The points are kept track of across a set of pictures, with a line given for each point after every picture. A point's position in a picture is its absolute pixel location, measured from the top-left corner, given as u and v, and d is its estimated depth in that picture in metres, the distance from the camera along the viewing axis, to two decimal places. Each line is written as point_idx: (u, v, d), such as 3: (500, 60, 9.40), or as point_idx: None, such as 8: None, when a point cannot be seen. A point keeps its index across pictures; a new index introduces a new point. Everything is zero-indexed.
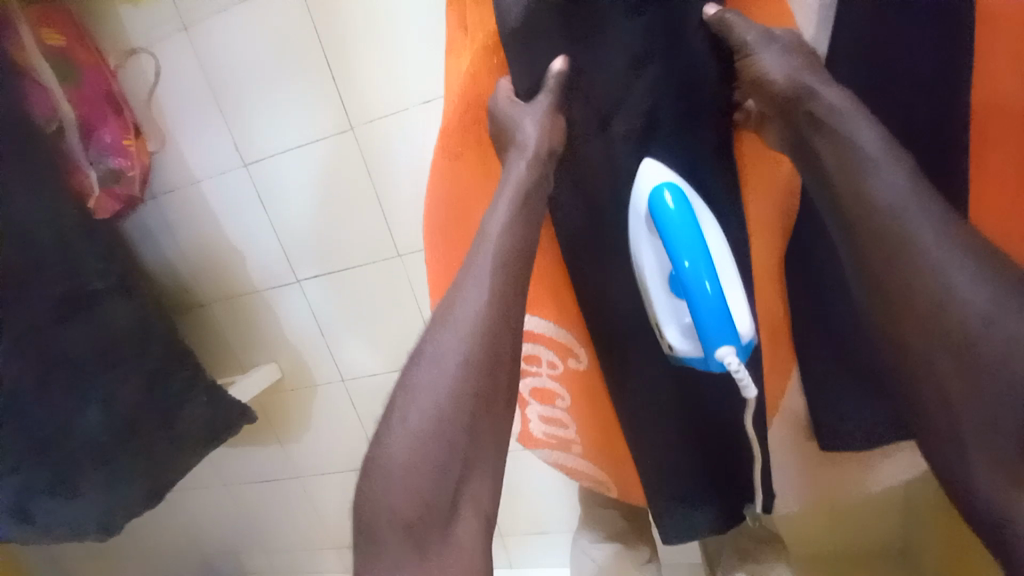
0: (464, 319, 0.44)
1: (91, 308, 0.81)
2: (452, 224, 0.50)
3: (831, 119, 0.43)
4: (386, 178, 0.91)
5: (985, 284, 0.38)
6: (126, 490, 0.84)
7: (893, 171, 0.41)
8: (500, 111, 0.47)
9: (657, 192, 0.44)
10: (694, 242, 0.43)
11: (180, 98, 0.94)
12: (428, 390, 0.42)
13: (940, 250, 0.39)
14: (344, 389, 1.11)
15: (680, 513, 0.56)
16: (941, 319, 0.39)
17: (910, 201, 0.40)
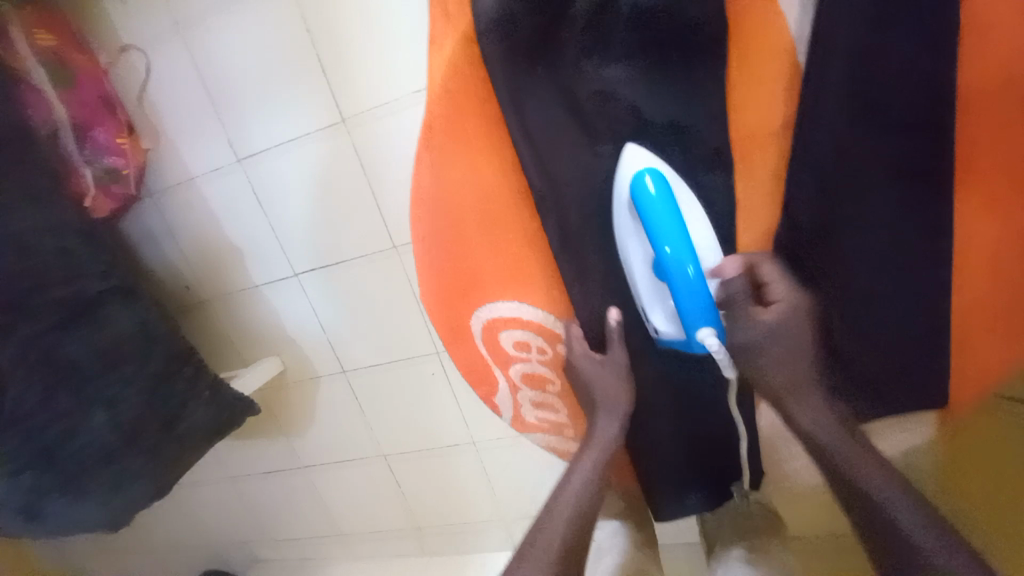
0: (574, 483, 0.50)
1: (94, 314, 0.82)
2: (441, 217, 0.49)
3: (770, 368, 0.55)
4: (379, 171, 0.92)
5: (936, 535, 0.48)
6: (133, 486, 0.86)
7: (851, 439, 0.54)
8: (577, 361, 0.51)
9: (640, 178, 0.44)
10: (676, 231, 0.43)
11: (171, 95, 0.94)
12: (548, 529, 0.48)
13: (867, 475, 0.52)
14: (345, 381, 1.13)
15: (673, 495, 0.57)
16: (877, 532, 0.51)
17: (867, 462, 0.52)
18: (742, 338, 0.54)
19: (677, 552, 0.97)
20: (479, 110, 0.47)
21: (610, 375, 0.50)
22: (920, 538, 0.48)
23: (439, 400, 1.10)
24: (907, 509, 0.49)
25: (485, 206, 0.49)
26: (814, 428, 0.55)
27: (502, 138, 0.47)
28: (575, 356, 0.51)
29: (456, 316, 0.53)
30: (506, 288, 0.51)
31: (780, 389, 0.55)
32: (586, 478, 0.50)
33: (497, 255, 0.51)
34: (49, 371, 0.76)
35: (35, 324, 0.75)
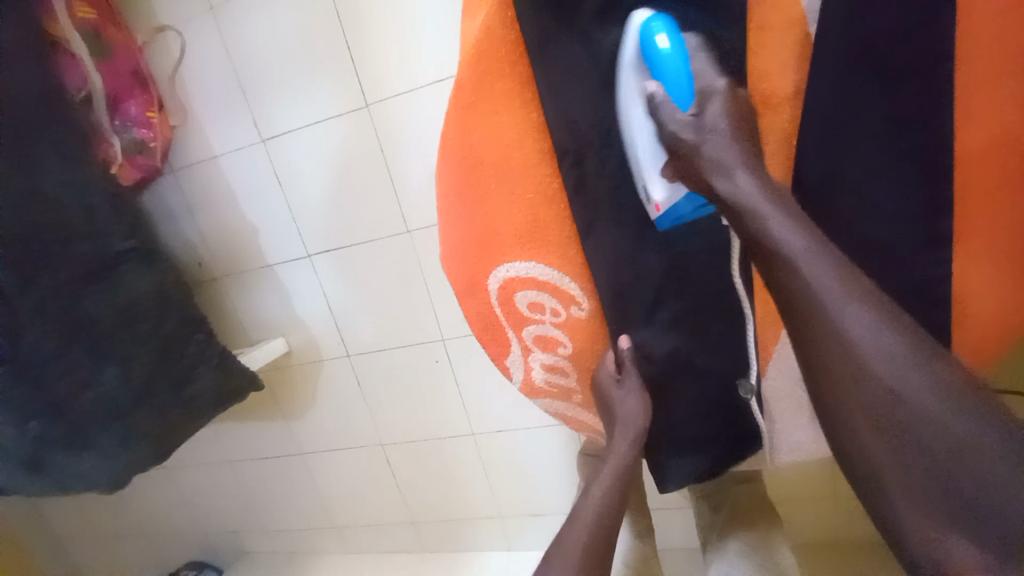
0: (595, 485, 0.50)
1: (111, 271, 0.84)
2: (464, 173, 0.52)
3: (748, 196, 0.41)
4: (398, 156, 0.95)
5: (908, 363, 0.35)
6: (137, 449, 0.86)
7: (806, 250, 0.39)
8: (602, 387, 0.54)
9: (652, 34, 0.44)
10: (682, 78, 0.44)
11: (203, 75, 0.98)
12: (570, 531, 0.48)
13: (880, 340, 0.36)
14: (349, 365, 1.13)
15: (681, 464, 0.57)
16: (854, 361, 0.36)
17: (822, 266, 0.38)
18: (704, 155, 0.42)
19: (679, 554, 0.95)
20: (506, 68, 0.49)
21: (630, 404, 0.52)
22: (893, 368, 0.35)
23: (441, 388, 1.11)
24: (933, 383, 0.34)
25: (507, 164, 0.51)
26: (821, 287, 0.38)
27: (531, 102, 0.50)
28: (602, 384, 0.54)
29: (475, 274, 0.55)
30: (523, 248, 0.54)
31: (768, 233, 0.40)
32: (607, 488, 0.50)
33: (516, 213, 0.53)
34: (69, 324, 0.79)
35: (58, 276, 0.78)
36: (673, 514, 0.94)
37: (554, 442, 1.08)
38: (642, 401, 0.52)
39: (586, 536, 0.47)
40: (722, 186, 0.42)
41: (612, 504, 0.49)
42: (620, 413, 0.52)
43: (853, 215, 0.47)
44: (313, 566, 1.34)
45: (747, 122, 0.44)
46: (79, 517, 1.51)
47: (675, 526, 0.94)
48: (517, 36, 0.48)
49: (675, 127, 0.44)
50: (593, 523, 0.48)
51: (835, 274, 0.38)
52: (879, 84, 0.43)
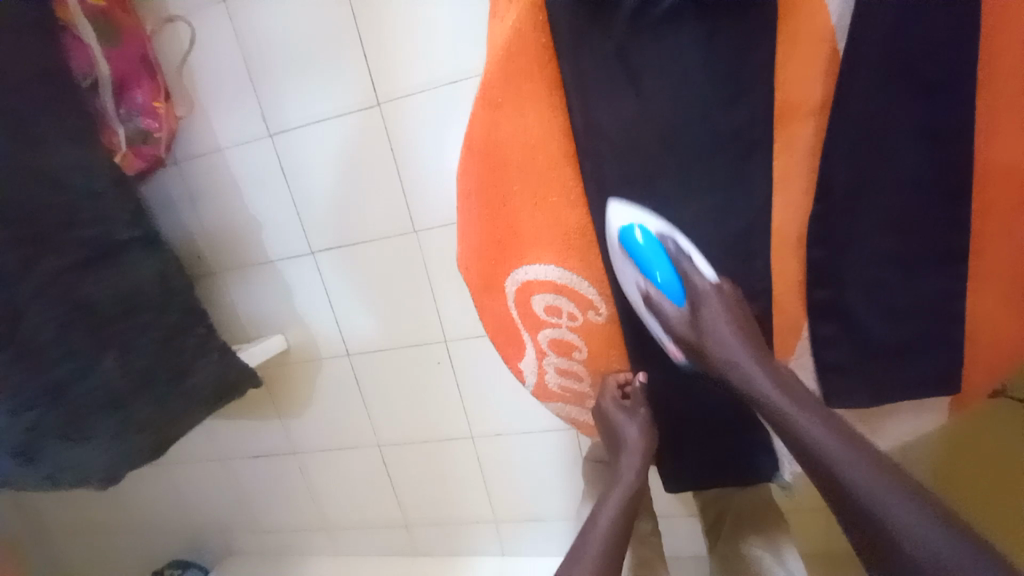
0: (602, 512, 0.54)
1: (118, 257, 0.85)
2: (487, 174, 0.52)
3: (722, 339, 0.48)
4: (409, 155, 0.94)
5: (864, 463, 0.42)
6: (135, 437, 0.83)
7: (766, 377, 0.47)
8: (610, 418, 0.57)
9: (630, 230, 0.49)
10: (668, 271, 0.50)
11: (212, 65, 0.97)
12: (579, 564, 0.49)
13: (846, 462, 0.42)
14: (349, 364, 1.12)
15: (687, 468, 0.59)
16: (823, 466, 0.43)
17: (782, 389, 0.46)
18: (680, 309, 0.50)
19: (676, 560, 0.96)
20: (534, 71, 0.49)
21: (633, 433, 0.56)
22: (853, 472, 0.41)
23: (442, 390, 1.10)
24: (902, 502, 0.39)
25: (530, 166, 0.52)
26: (789, 415, 0.45)
27: (557, 105, 0.50)
28: (607, 412, 0.57)
29: (494, 275, 0.56)
30: (543, 250, 0.54)
31: (743, 372, 0.47)
32: (614, 513, 0.53)
33: (538, 215, 0.53)
34: (71, 308, 0.77)
35: (62, 259, 0.76)
36: (674, 521, 0.94)
37: (554, 447, 1.08)
38: (646, 425, 0.56)
39: (596, 558, 0.49)
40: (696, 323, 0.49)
41: (619, 531, 0.52)
42: (626, 436, 0.56)
43: (872, 227, 0.48)
44: (305, 568, 1.32)
45: (734, 304, 0.50)
46: (62, 512, 1.47)
47: (675, 531, 0.95)
48: (547, 41, 0.48)
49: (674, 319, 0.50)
50: (603, 541, 0.50)
51: (802, 406, 0.45)
52: (908, 97, 0.43)
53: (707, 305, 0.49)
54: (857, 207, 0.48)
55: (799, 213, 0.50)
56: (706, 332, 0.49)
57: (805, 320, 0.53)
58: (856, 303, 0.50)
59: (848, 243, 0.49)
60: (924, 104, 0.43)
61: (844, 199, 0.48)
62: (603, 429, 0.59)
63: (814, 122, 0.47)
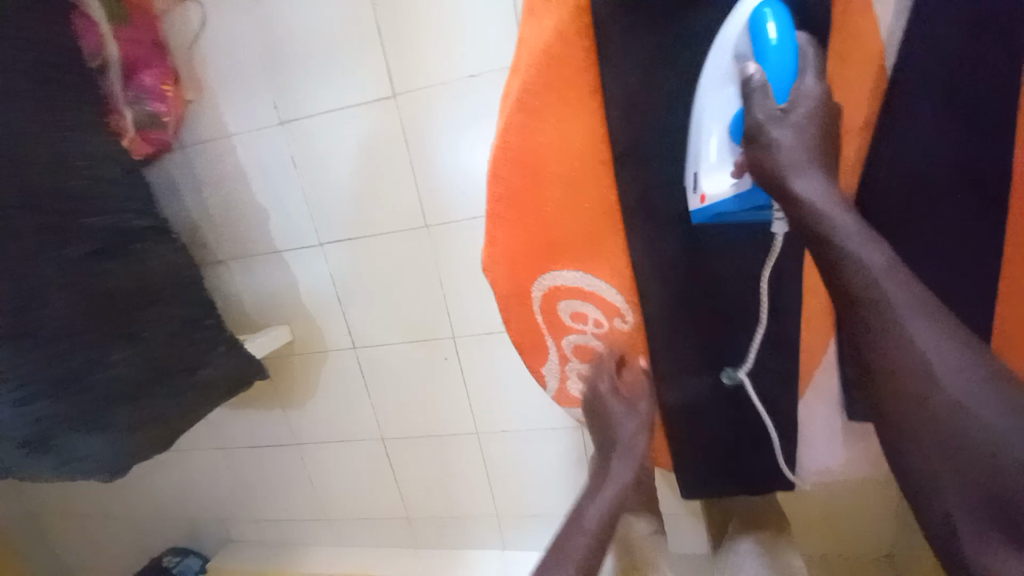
0: (594, 502, 0.52)
1: (132, 248, 0.85)
2: (522, 177, 0.51)
3: (822, 207, 0.42)
4: (422, 150, 0.93)
5: (985, 387, 0.38)
6: (144, 432, 0.82)
7: (893, 281, 0.41)
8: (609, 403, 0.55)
9: (764, 17, 0.42)
10: (785, 78, 0.42)
11: (224, 50, 0.94)
12: (569, 550, 0.49)
13: (946, 362, 0.39)
14: (355, 357, 1.11)
15: (705, 480, 0.59)
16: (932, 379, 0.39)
17: (903, 296, 0.41)
18: (768, 149, 0.42)
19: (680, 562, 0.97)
20: (574, 71, 0.48)
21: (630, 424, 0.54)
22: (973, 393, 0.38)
23: (448, 385, 1.10)
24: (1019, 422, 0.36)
25: (567, 170, 0.51)
26: (898, 307, 0.41)
27: (596, 110, 0.49)
28: (606, 398, 0.55)
29: (520, 281, 0.55)
30: (572, 258, 0.53)
31: (851, 248, 0.42)
32: (605, 500, 0.52)
33: (571, 223, 0.52)
34: (85, 298, 0.75)
35: (73, 248, 0.75)
36: (682, 521, 0.95)
37: (560, 447, 1.09)
38: (636, 405, 0.55)
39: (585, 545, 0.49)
40: (797, 188, 0.42)
41: (609, 519, 0.51)
42: (622, 425, 0.54)
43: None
44: (304, 558, 1.32)
45: (829, 123, 0.43)
46: (56, 498, 1.46)
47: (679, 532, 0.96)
48: (589, 40, 0.47)
49: (764, 118, 0.42)
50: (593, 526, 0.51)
51: (911, 295, 0.41)
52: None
53: (801, 170, 0.42)
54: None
55: None
56: (793, 172, 0.42)
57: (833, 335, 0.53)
58: None
59: None
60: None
61: None
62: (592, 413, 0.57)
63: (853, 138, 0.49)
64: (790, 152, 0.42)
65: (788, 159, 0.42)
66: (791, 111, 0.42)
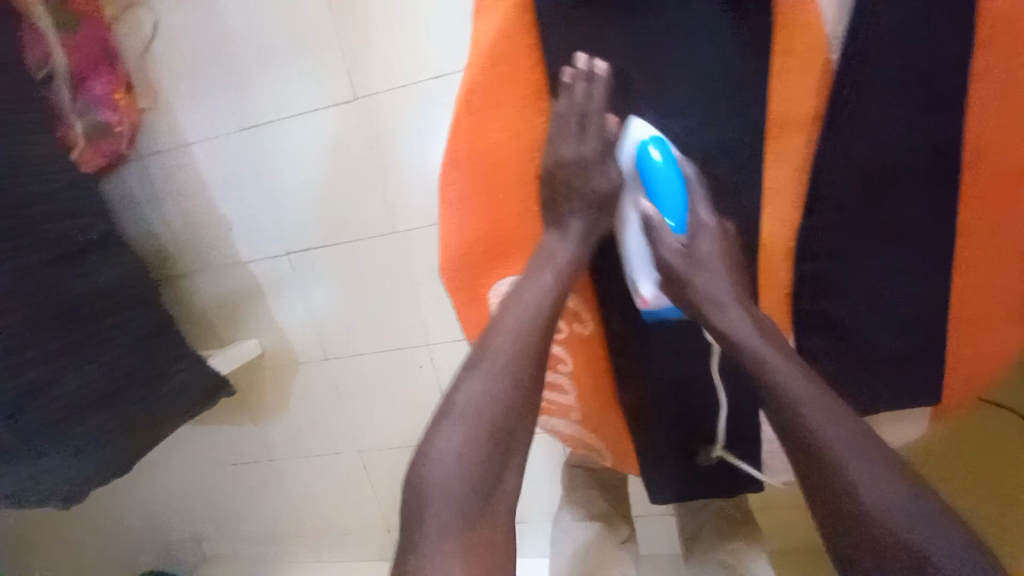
0: (514, 313, 0.51)
1: (80, 262, 0.80)
2: (470, 180, 0.51)
3: (738, 331, 0.48)
4: (385, 154, 0.91)
5: (902, 502, 0.41)
6: (96, 454, 0.78)
7: (820, 408, 0.44)
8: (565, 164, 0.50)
9: (645, 150, 0.50)
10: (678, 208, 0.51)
11: (178, 56, 0.91)
12: (474, 381, 0.50)
13: (872, 477, 0.42)
14: (327, 368, 1.09)
15: (670, 479, 0.60)
16: (863, 496, 0.42)
17: (827, 416, 0.44)
18: (693, 283, 0.51)
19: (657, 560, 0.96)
20: (521, 72, 0.49)
21: (533, 291, 0.51)
22: (890, 505, 0.41)
23: (421, 392, 1.07)
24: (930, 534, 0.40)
25: (515, 169, 0.52)
26: (821, 430, 0.44)
27: (543, 113, 0.51)
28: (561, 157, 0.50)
29: (475, 286, 0.54)
30: (528, 262, 0.54)
31: (795, 401, 0.44)
32: (540, 294, 0.51)
33: (524, 226, 0.53)
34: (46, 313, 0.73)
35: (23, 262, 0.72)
36: (654, 523, 0.94)
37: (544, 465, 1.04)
38: (598, 203, 0.53)
39: (500, 363, 0.50)
40: (709, 305, 0.50)
41: (534, 331, 0.51)
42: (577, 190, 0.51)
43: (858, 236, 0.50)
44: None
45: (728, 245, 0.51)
46: None
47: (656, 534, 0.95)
48: (533, 41, 0.48)
49: (673, 248, 0.51)
50: (491, 428, 0.48)
51: (872, 464, 0.42)
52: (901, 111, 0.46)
53: (706, 273, 0.51)
54: (852, 220, 0.49)
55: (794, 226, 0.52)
56: (711, 300, 0.50)
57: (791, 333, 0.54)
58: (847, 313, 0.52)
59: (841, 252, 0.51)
60: (922, 116, 0.46)
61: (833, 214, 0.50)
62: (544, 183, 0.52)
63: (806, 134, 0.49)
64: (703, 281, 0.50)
65: (706, 289, 0.50)
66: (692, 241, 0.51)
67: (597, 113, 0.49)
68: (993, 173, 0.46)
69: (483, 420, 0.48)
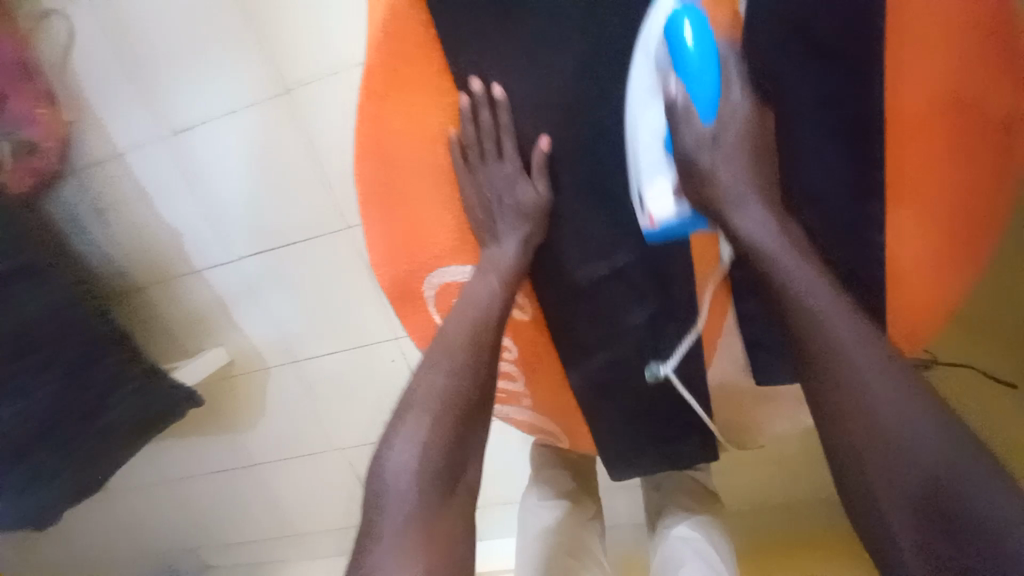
0: (480, 287, 0.54)
1: (6, 292, 0.75)
2: (384, 171, 0.53)
3: (750, 227, 0.47)
4: (328, 150, 0.88)
5: (910, 402, 0.39)
6: (53, 483, 0.82)
7: (830, 310, 0.43)
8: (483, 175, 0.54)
9: (677, 23, 0.45)
10: (710, 89, 0.47)
11: (97, 63, 0.87)
12: (438, 356, 0.51)
13: (878, 375, 0.41)
14: (297, 370, 1.08)
15: (620, 447, 0.65)
16: (864, 395, 0.40)
17: (835, 316, 0.43)
18: (713, 184, 0.47)
19: (626, 527, 1.04)
20: (421, 65, 0.51)
21: (487, 280, 0.54)
22: (896, 403, 0.40)
23: (393, 388, 1.06)
24: (933, 428, 0.38)
25: (424, 161, 0.54)
26: (826, 329, 0.43)
27: (447, 92, 0.53)
28: (477, 159, 0.54)
29: (408, 280, 0.58)
30: (456, 252, 0.57)
31: (803, 303, 0.44)
32: (504, 275, 0.54)
33: (448, 214, 0.56)
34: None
35: None
36: (619, 493, 1.02)
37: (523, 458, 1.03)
38: (530, 210, 0.54)
39: (467, 337, 0.51)
40: (722, 190, 0.48)
41: (498, 304, 0.53)
42: (513, 189, 0.54)
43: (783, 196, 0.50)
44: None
45: (757, 125, 0.49)
46: None
47: (624, 502, 1.03)
48: (431, 37, 0.50)
49: (690, 136, 0.47)
50: (461, 399, 0.49)
51: (883, 374, 0.41)
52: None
53: (724, 168, 0.48)
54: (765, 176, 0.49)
55: None
56: (716, 180, 0.47)
57: (730, 301, 0.55)
58: None
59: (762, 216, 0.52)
60: None
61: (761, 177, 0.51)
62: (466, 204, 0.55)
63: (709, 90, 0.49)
64: (722, 166, 0.47)
65: (724, 176, 0.47)
66: (722, 128, 0.48)
67: (506, 129, 0.53)
68: (909, 135, 0.47)
69: (457, 394, 0.49)
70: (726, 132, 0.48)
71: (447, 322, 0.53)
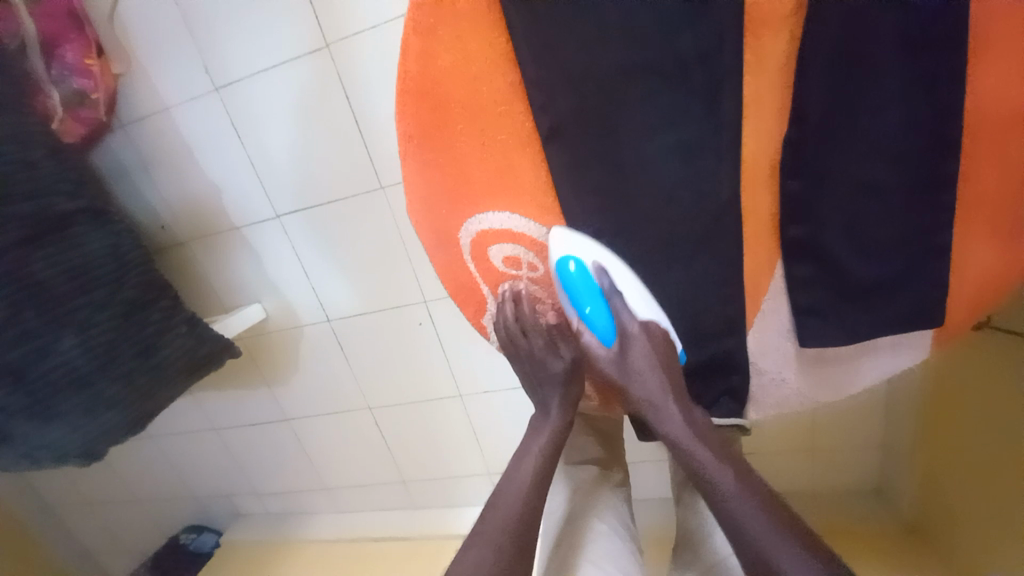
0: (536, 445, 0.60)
1: (63, 232, 0.80)
2: (430, 113, 0.58)
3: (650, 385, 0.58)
4: (365, 106, 0.87)
5: (763, 518, 0.47)
6: (109, 415, 0.84)
7: (695, 444, 0.53)
8: (521, 340, 0.64)
9: (562, 262, 0.58)
10: (607, 323, 0.60)
11: (144, 14, 0.88)
12: (502, 502, 0.55)
13: (736, 495, 0.49)
14: (329, 330, 1.10)
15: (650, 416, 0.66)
16: (735, 510, 0.48)
17: (701, 448, 0.53)
18: (621, 364, 0.59)
19: (653, 502, 1.04)
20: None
21: (531, 458, 0.59)
22: (748, 516, 0.47)
23: (425, 352, 1.08)
24: (781, 539, 0.45)
25: (474, 106, 0.57)
26: (696, 459, 0.52)
27: (497, 27, 0.54)
28: (512, 331, 0.64)
29: (448, 226, 0.62)
30: (495, 200, 0.61)
31: (678, 442, 0.54)
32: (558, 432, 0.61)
33: (488, 157, 0.59)
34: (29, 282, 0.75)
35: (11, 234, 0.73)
36: (647, 466, 1.01)
37: None
38: (564, 376, 0.63)
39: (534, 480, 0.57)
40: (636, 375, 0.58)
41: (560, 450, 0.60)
42: (547, 361, 0.63)
43: (839, 146, 0.49)
44: (309, 526, 1.36)
45: (660, 348, 0.58)
46: (67, 489, 1.49)
47: (651, 476, 1.02)
48: None
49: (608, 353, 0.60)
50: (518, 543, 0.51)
51: (741, 498, 0.48)
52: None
53: (633, 336, 0.59)
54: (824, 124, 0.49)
55: (770, 141, 0.53)
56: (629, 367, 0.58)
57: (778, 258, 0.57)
58: (831, 231, 0.52)
59: (821, 168, 0.51)
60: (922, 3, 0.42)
61: (823, 124, 0.49)
62: (522, 365, 0.65)
63: (776, 36, 0.49)
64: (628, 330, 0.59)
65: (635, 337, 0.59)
66: (626, 350, 0.59)
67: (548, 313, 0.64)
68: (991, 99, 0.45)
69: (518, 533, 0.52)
70: (632, 353, 0.58)
71: (506, 475, 0.59)
